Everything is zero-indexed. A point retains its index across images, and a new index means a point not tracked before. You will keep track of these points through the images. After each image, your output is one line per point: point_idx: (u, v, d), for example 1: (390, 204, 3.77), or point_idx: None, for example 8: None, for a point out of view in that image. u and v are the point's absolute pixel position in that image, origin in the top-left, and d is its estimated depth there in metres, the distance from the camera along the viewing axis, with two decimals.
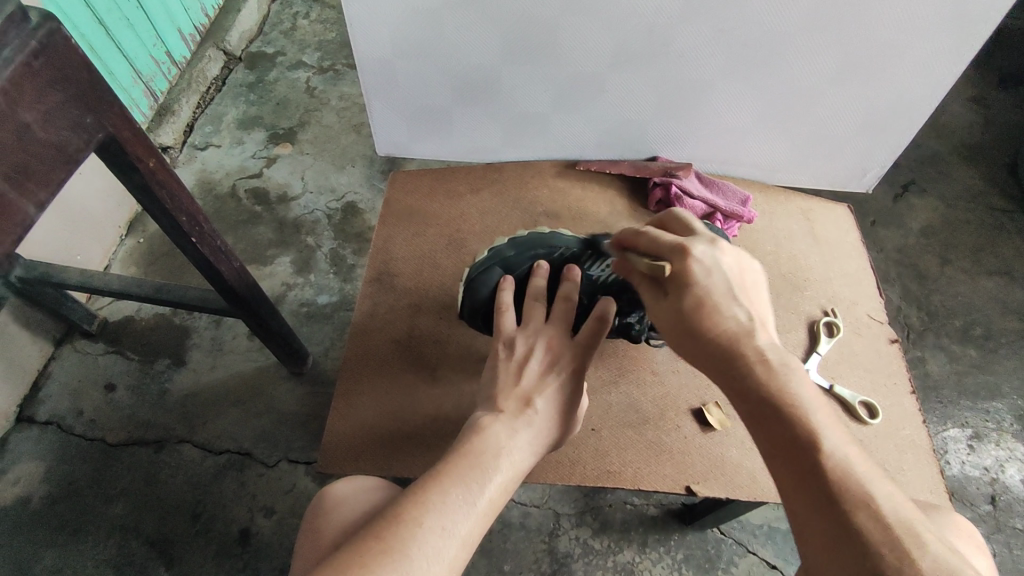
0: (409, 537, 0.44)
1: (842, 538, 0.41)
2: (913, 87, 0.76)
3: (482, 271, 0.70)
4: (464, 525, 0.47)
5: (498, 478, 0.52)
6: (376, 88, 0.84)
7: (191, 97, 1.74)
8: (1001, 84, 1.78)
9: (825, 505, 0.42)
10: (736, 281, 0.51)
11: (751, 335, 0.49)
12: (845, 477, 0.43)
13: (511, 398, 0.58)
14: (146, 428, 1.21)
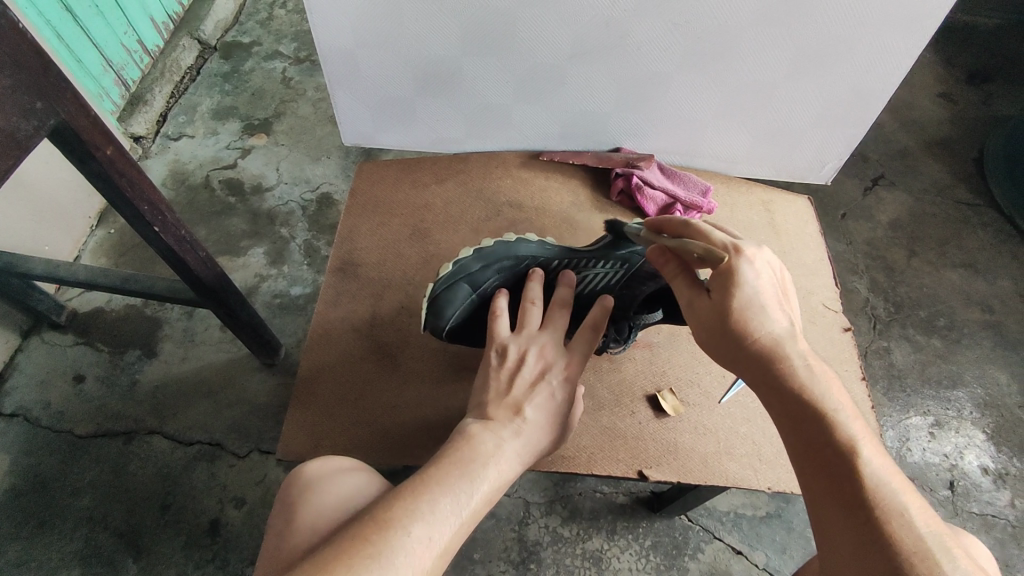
0: (396, 545, 0.44)
1: (868, 550, 0.43)
2: (867, 80, 0.77)
3: (450, 288, 0.66)
4: (448, 535, 0.47)
5: (485, 487, 0.51)
6: (338, 78, 0.84)
7: (164, 87, 1.72)
8: (969, 81, 1.82)
9: (860, 511, 0.44)
10: (774, 289, 0.52)
11: (790, 343, 0.50)
12: (880, 489, 0.45)
13: (503, 406, 0.57)
14: (116, 420, 1.20)
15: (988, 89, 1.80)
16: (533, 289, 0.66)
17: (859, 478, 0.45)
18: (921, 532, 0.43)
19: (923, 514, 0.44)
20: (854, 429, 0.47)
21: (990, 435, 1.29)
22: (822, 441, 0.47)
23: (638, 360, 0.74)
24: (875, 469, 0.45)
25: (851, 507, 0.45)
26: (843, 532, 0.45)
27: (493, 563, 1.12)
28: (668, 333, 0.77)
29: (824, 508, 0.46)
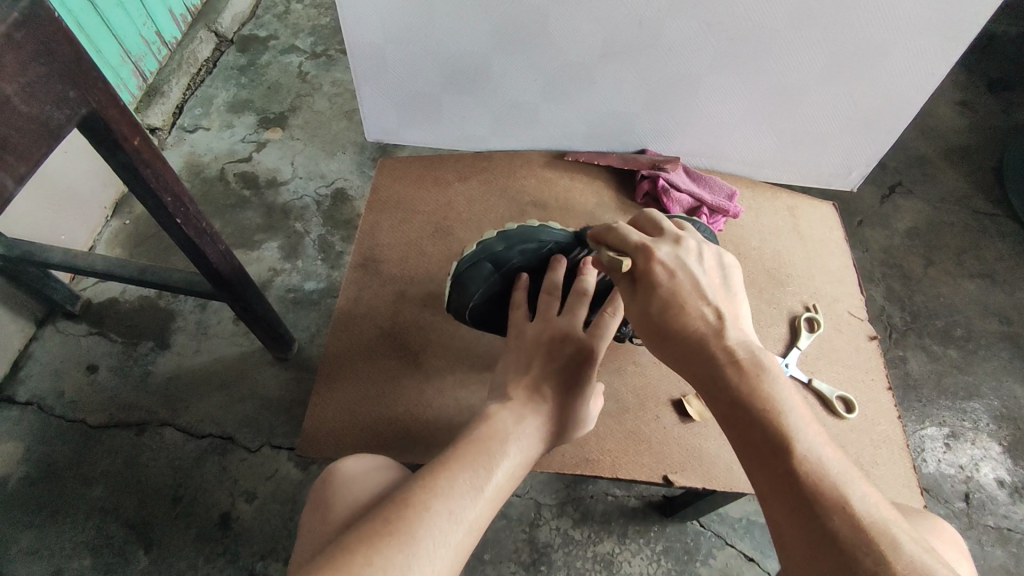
0: (418, 521, 0.45)
1: (816, 549, 0.41)
2: (900, 86, 0.76)
3: (471, 268, 0.68)
4: (472, 511, 0.48)
5: (504, 464, 0.53)
6: (364, 72, 0.83)
7: (181, 79, 1.72)
8: (989, 89, 1.81)
9: (796, 503, 0.42)
10: (707, 276, 0.54)
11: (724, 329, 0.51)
12: (828, 478, 0.43)
13: (520, 386, 0.59)
14: (128, 411, 1.20)
15: (1009, 98, 1.79)
16: (554, 280, 0.66)
17: (809, 468, 0.43)
18: (879, 515, 0.41)
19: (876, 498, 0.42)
20: (800, 415, 0.46)
21: (1006, 448, 1.28)
22: (767, 425, 0.46)
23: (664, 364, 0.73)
24: (821, 456, 0.44)
25: (803, 496, 0.42)
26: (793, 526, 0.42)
27: (503, 564, 1.12)
28: None
29: (770, 502, 0.44)
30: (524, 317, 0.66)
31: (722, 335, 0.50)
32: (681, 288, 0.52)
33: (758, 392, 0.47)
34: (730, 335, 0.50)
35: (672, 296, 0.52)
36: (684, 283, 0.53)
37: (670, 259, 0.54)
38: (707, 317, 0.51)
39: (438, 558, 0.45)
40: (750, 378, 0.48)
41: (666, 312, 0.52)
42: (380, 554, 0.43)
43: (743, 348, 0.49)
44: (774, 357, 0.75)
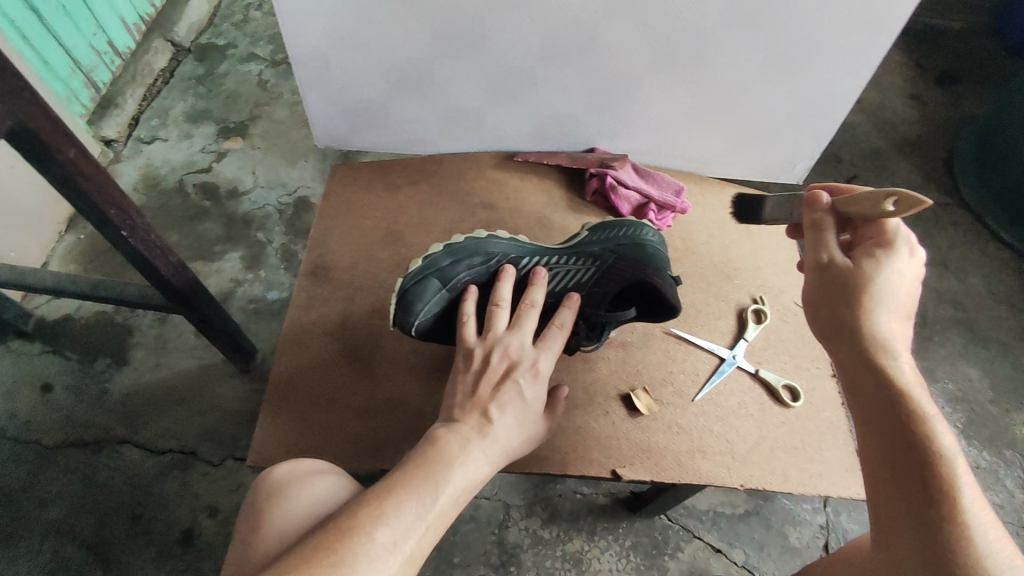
0: (358, 552, 0.45)
1: (923, 535, 0.50)
2: (834, 81, 0.79)
3: (418, 283, 0.65)
4: (413, 540, 0.48)
5: (451, 488, 0.52)
6: (309, 79, 0.83)
7: (136, 90, 1.69)
8: (938, 82, 1.86)
9: (920, 497, 0.50)
10: (907, 289, 0.58)
11: (898, 340, 0.56)
12: (960, 496, 0.50)
13: (469, 410, 0.57)
14: (86, 429, 1.17)
15: (957, 90, 1.84)
16: (502, 292, 0.65)
17: (944, 481, 0.50)
18: (990, 540, 0.48)
19: (994, 523, 0.49)
20: (948, 436, 0.52)
21: (961, 430, 1.31)
22: (910, 437, 0.52)
23: (613, 360, 0.74)
24: (961, 477, 0.50)
25: (930, 503, 0.50)
26: (911, 524, 0.51)
27: (473, 567, 1.12)
28: (642, 332, 0.76)
29: (890, 497, 0.52)
30: (473, 334, 0.63)
31: (888, 347, 0.56)
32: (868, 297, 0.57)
33: (908, 408, 0.53)
34: (897, 349, 0.56)
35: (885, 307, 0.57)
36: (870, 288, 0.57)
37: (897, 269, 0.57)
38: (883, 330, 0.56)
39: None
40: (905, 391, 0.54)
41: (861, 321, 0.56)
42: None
43: (904, 363, 0.55)
44: (722, 349, 0.76)
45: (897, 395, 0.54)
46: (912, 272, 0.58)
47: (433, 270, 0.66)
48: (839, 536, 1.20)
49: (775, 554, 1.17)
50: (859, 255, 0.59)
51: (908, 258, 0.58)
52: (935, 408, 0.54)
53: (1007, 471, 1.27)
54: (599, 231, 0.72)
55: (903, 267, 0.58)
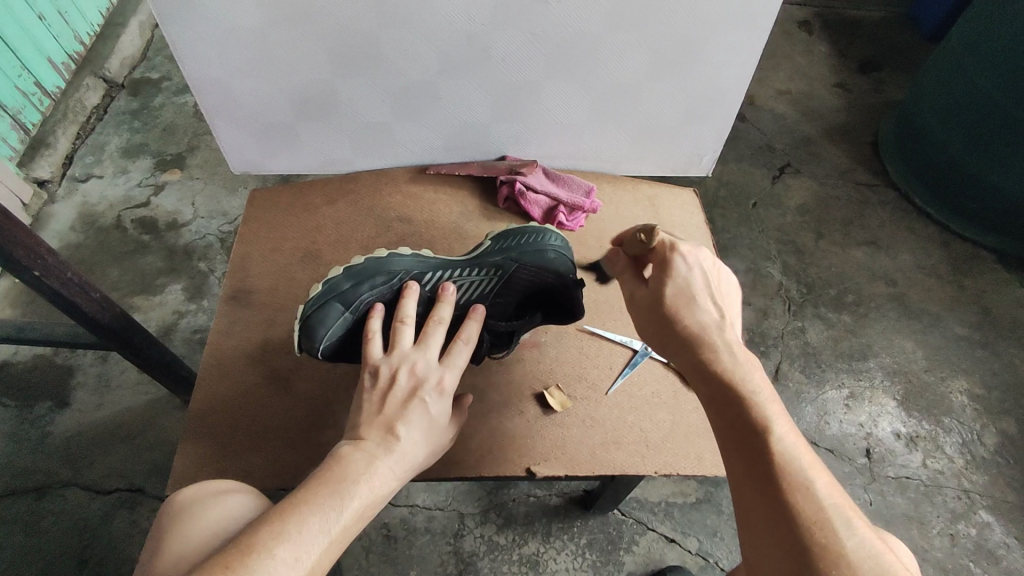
0: (257, 568, 0.44)
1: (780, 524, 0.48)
2: (721, 77, 0.82)
3: (320, 309, 0.66)
4: (315, 554, 0.47)
5: (356, 504, 0.51)
6: (214, 108, 0.83)
7: (68, 128, 1.68)
8: (861, 70, 1.93)
9: (770, 481, 0.49)
10: (704, 286, 0.60)
11: (715, 330, 0.58)
12: (792, 465, 0.49)
13: (375, 427, 0.57)
14: (27, 476, 1.15)
15: (878, 76, 1.92)
16: (406, 308, 0.65)
17: (773, 454, 0.50)
18: (824, 502, 0.48)
19: (826, 484, 0.49)
20: (771, 409, 0.52)
21: (900, 401, 1.35)
22: (746, 422, 0.52)
23: (527, 361, 0.76)
24: (787, 447, 0.50)
25: (767, 481, 0.49)
26: (757, 506, 0.50)
27: None
28: (556, 331, 0.78)
29: (744, 487, 0.51)
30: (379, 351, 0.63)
31: (707, 340, 0.57)
32: (679, 294, 0.60)
33: (740, 391, 0.54)
34: (718, 338, 0.57)
35: (693, 300, 0.59)
36: (675, 293, 0.60)
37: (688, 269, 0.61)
38: (701, 322, 0.58)
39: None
40: (736, 376, 0.55)
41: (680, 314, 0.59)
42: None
43: (724, 351, 0.56)
44: (635, 342, 0.78)
45: (722, 381, 0.55)
46: (704, 271, 0.61)
47: (334, 294, 0.67)
48: None
49: (728, 539, 1.19)
50: (657, 274, 0.62)
51: (689, 261, 0.61)
52: (759, 385, 0.55)
53: (946, 437, 1.31)
54: (503, 240, 0.71)
55: (692, 270, 0.61)
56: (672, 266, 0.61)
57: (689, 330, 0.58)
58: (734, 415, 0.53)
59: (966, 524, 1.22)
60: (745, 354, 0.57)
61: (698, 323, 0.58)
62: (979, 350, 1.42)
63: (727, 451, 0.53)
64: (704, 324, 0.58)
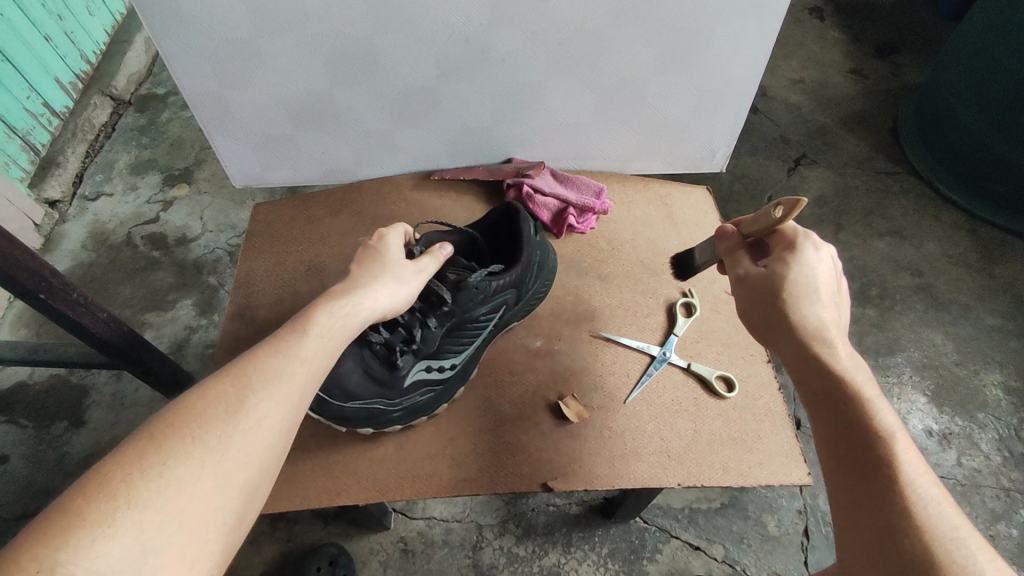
0: (251, 370, 0.46)
1: (894, 533, 0.47)
2: (731, 69, 0.79)
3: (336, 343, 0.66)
4: (303, 353, 0.49)
5: (329, 321, 0.52)
6: (211, 124, 0.82)
7: (78, 147, 1.69)
8: (877, 55, 1.88)
9: (887, 487, 0.48)
10: (825, 280, 0.59)
11: (831, 329, 0.57)
12: (909, 477, 0.48)
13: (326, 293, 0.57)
14: (45, 497, 1.15)
15: (895, 60, 1.86)
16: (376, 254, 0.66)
17: (890, 461, 0.49)
18: (951, 521, 0.46)
19: (950, 504, 0.48)
20: (890, 417, 0.51)
21: (931, 397, 1.30)
22: (856, 424, 0.52)
23: (541, 370, 0.73)
24: (906, 457, 0.50)
25: (880, 488, 0.49)
26: (867, 511, 0.49)
27: None
28: (570, 338, 0.76)
29: (854, 491, 0.50)
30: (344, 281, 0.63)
31: (824, 337, 0.56)
32: (798, 287, 0.58)
33: (854, 391, 0.53)
34: (833, 337, 0.56)
35: (813, 293, 0.58)
36: (790, 285, 0.58)
37: (811, 264, 0.59)
38: (816, 317, 0.57)
39: (281, 395, 0.46)
40: (848, 375, 0.54)
41: (795, 304, 0.58)
42: (215, 395, 0.44)
43: (841, 351, 0.55)
44: (652, 347, 0.75)
45: (839, 383, 0.54)
46: (825, 264, 0.60)
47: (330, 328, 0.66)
48: (818, 519, 1.18)
49: (756, 545, 1.15)
50: (773, 261, 0.61)
51: (817, 252, 0.60)
52: (876, 392, 0.54)
53: (981, 434, 1.26)
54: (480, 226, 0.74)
55: (816, 261, 0.60)
56: (794, 255, 0.60)
57: (802, 323, 0.57)
58: (845, 414, 0.53)
59: (1007, 524, 1.16)
60: (858, 359, 0.56)
61: (810, 320, 0.57)
62: (1013, 340, 1.36)
63: (834, 451, 0.53)
64: (819, 320, 0.57)
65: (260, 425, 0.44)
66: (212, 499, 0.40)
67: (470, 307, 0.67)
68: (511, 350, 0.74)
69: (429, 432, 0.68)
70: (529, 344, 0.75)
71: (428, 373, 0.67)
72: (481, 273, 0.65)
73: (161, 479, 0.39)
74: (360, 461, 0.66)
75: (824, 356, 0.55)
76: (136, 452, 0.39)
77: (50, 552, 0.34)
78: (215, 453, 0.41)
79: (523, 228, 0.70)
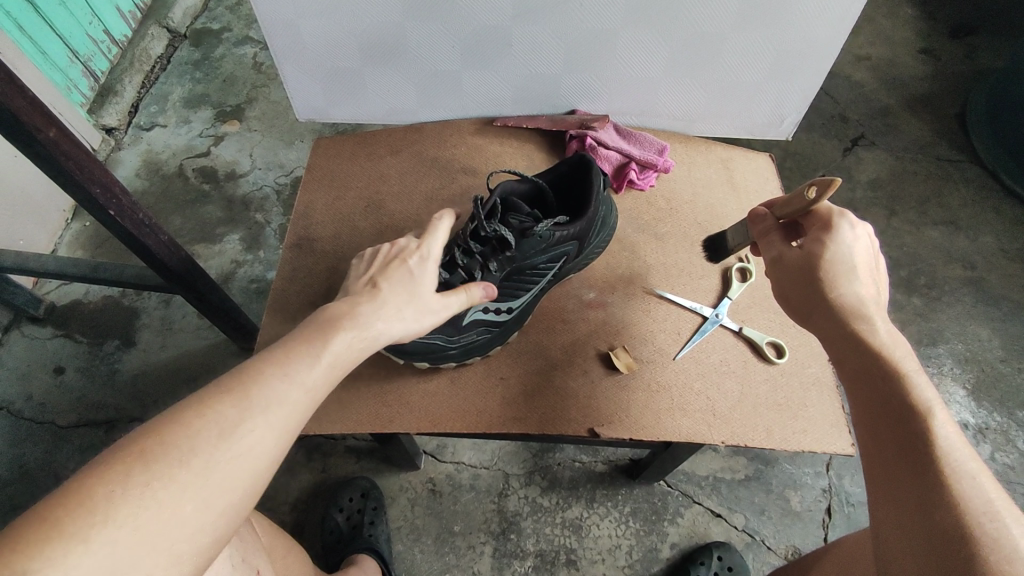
0: (251, 387, 0.46)
1: (932, 507, 0.47)
2: (814, 31, 0.76)
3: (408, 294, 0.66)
4: (307, 374, 0.49)
5: (337, 345, 0.51)
6: (282, 51, 0.82)
7: (135, 77, 1.71)
8: (952, 36, 1.79)
9: (923, 463, 0.48)
10: (862, 258, 0.58)
11: (869, 305, 0.56)
12: (945, 451, 0.48)
13: (360, 287, 0.57)
14: (97, 409, 1.21)
15: (971, 43, 1.77)
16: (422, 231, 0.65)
17: (927, 437, 0.49)
18: (988, 495, 0.46)
19: (989, 478, 0.47)
20: (929, 391, 0.50)
21: (970, 391, 1.28)
22: (894, 402, 0.51)
23: (593, 321, 0.74)
24: (944, 432, 0.49)
25: (914, 465, 0.49)
26: (902, 488, 0.49)
27: (473, 535, 1.13)
28: (623, 292, 0.76)
29: (893, 467, 0.50)
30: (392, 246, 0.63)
31: (862, 314, 0.55)
32: (836, 265, 0.57)
33: (894, 369, 0.52)
34: (872, 313, 0.55)
35: (851, 270, 0.57)
36: (827, 263, 0.57)
37: (849, 241, 0.58)
38: (854, 295, 0.56)
39: (270, 424, 0.45)
40: (887, 352, 0.53)
41: (831, 282, 0.57)
42: (208, 415, 0.43)
43: (879, 327, 0.54)
44: (705, 308, 0.75)
45: (876, 360, 0.53)
46: (862, 242, 0.59)
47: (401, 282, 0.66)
48: (842, 500, 1.18)
49: (777, 518, 1.16)
50: (810, 240, 0.60)
51: (853, 231, 0.59)
52: (916, 366, 0.53)
53: (1019, 432, 1.24)
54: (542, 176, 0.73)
55: (853, 240, 0.59)
56: (831, 234, 0.59)
57: (840, 300, 0.56)
58: (884, 392, 0.52)
59: None
60: (898, 334, 0.55)
61: (848, 298, 0.56)
62: None
63: (869, 428, 0.53)
64: (857, 298, 0.56)
65: (246, 453, 0.43)
66: (186, 524, 0.40)
67: (532, 255, 0.68)
68: (565, 298, 0.76)
69: (481, 370, 0.70)
70: (583, 295, 0.76)
71: (485, 314, 0.68)
72: (547, 223, 0.66)
73: (139, 501, 0.39)
74: (414, 392, 0.69)
75: (863, 333, 0.54)
76: (122, 470, 0.39)
77: (27, 561, 0.34)
78: (194, 480, 0.41)
79: (594, 180, 0.70)
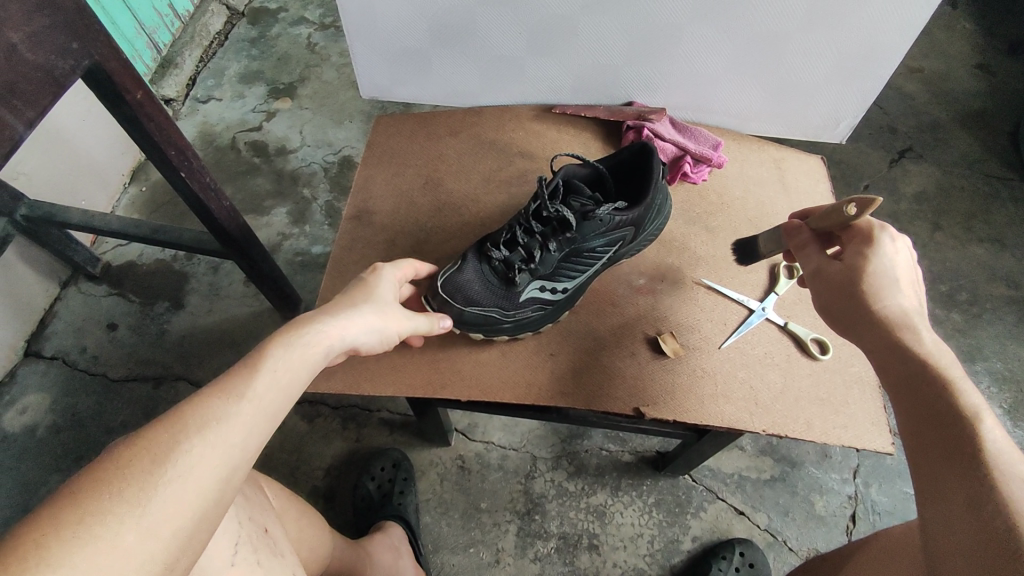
0: (193, 410, 0.45)
1: (982, 506, 0.47)
2: (880, 34, 0.77)
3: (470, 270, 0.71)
4: (259, 387, 0.48)
5: (288, 356, 0.51)
6: (354, 29, 0.86)
7: (195, 50, 1.77)
8: (1009, 52, 1.76)
9: (970, 466, 0.48)
10: (905, 269, 0.60)
11: (914, 317, 0.57)
12: (992, 454, 0.48)
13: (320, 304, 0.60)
14: (145, 365, 1.26)
15: None
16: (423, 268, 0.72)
17: (975, 443, 0.49)
18: None
19: None
20: (976, 398, 0.51)
21: (1006, 410, 1.27)
22: (942, 410, 0.52)
23: (641, 305, 0.76)
24: (993, 437, 0.49)
25: (961, 467, 0.49)
26: (950, 491, 0.49)
27: (499, 513, 1.16)
28: (672, 281, 0.78)
29: (941, 472, 0.50)
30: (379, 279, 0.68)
31: (907, 325, 0.57)
32: (880, 277, 0.59)
33: (942, 380, 0.53)
34: (918, 325, 0.57)
35: (893, 284, 0.59)
36: (872, 275, 0.59)
37: (892, 250, 0.60)
38: (899, 306, 0.58)
39: (214, 444, 0.44)
40: (933, 363, 0.54)
41: (874, 294, 0.59)
42: (146, 444, 0.42)
43: (925, 337, 0.55)
44: (752, 301, 0.76)
45: (923, 369, 0.54)
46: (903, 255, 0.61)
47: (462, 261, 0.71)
48: (866, 508, 1.18)
49: (800, 520, 1.17)
50: (855, 246, 0.62)
51: (894, 244, 0.61)
52: (963, 375, 0.53)
53: None
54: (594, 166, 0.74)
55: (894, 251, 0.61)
56: (873, 247, 0.61)
57: (883, 311, 0.58)
58: (932, 401, 0.52)
59: None
60: (944, 344, 0.56)
61: (892, 310, 0.58)
62: None
63: (914, 436, 0.53)
64: (903, 310, 0.57)
65: (190, 476, 0.42)
66: (130, 556, 0.39)
67: (590, 238, 0.70)
68: (615, 283, 0.78)
69: (531, 345, 0.73)
70: (632, 281, 0.78)
71: (541, 292, 0.71)
72: (608, 206, 0.68)
73: (76, 536, 0.37)
74: (465, 361, 0.71)
75: (909, 344, 0.55)
76: (57, 509, 0.38)
77: None
78: (133, 510, 0.40)
79: (653, 168, 0.71)
